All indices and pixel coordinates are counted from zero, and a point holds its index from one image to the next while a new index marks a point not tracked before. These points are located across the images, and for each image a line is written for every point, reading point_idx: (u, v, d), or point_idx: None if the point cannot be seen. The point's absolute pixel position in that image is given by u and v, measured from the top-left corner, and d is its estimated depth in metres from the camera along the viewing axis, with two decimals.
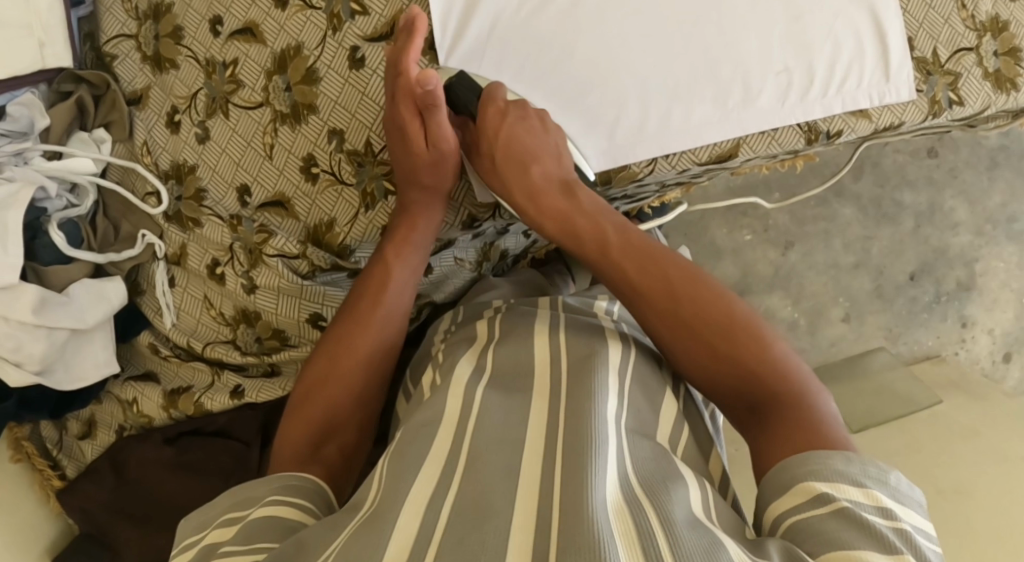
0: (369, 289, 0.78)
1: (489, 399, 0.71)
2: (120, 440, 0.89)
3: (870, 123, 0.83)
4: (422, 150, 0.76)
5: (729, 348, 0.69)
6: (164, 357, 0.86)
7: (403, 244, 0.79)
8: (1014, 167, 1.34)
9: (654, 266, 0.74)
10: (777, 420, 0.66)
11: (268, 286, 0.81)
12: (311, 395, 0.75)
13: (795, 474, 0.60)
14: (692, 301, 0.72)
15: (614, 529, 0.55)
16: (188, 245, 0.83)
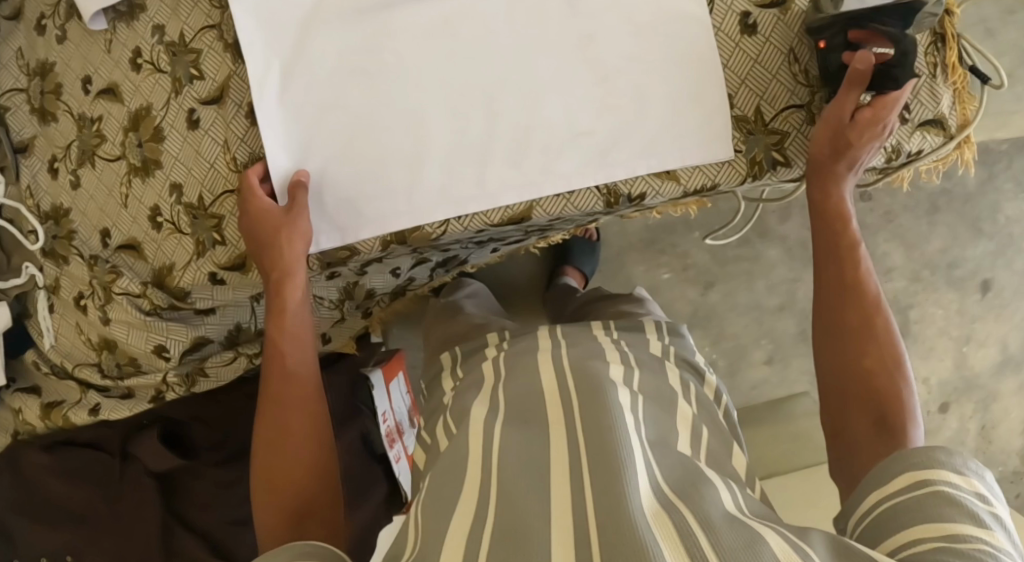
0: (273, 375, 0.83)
1: (506, 431, 0.79)
2: (13, 443, 1.01)
3: (677, 186, 0.83)
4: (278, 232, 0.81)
5: (858, 351, 0.79)
6: (45, 373, 0.98)
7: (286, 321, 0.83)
8: (955, 212, 1.30)
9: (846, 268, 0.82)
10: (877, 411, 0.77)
11: (119, 319, 0.91)
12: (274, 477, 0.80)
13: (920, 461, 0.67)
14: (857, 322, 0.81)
15: (658, 533, 0.63)
16: (61, 278, 0.94)
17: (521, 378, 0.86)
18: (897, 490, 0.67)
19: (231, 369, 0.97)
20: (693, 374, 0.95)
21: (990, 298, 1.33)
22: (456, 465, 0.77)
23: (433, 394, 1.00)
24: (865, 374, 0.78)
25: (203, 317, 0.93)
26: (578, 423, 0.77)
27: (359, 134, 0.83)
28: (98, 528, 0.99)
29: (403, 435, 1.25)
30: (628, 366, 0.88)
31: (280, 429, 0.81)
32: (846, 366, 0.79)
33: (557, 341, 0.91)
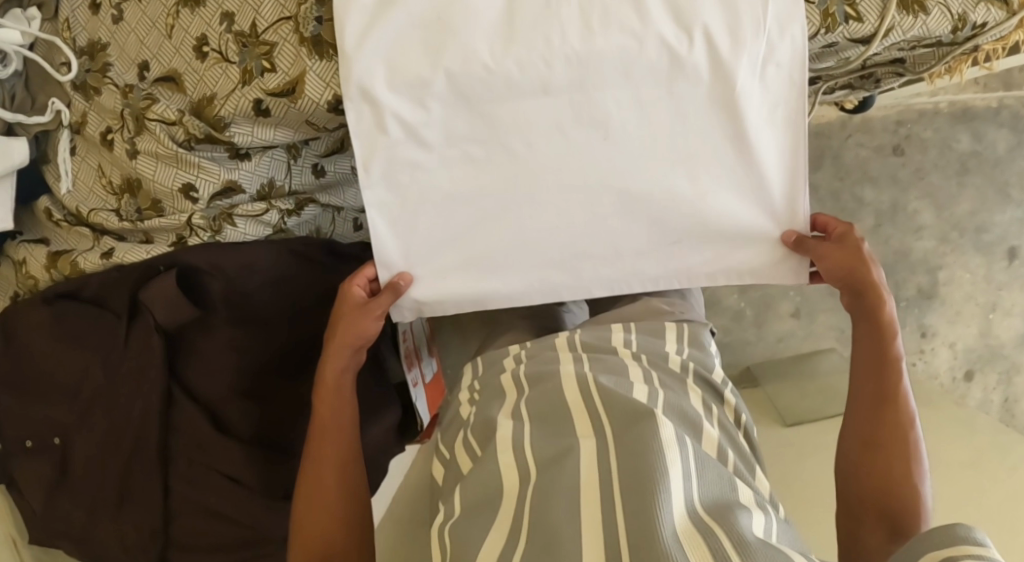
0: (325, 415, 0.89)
1: (535, 443, 0.83)
2: (12, 304, 0.95)
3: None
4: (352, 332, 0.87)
5: (877, 457, 0.81)
6: (56, 221, 0.91)
7: (335, 402, 0.89)
8: (984, 174, 1.27)
9: (882, 387, 0.83)
10: (891, 504, 0.80)
11: (148, 151, 0.86)
12: (312, 498, 0.86)
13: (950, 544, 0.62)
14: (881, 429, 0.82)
15: (690, 555, 0.66)
16: (88, 113, 0.89)
17: (543, 403, 0.87)
18: None
19: (261, 224, 0.91)
20: (712, 394, 0.94)
21: (1018, 266, 1.30)
22: (489, 504, 0.80)
23: (454, 411, 1.03)
24: (872, 475, 0.81)
25: (238, 161, 0.87)
26: (613, 443, 0.79)
27: (457, 117, 0.80)
28: (91, 399, 0.93)
29: (421, 361, 1.18)
30: (650, 385, 0.87)
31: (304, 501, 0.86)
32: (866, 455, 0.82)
33: (575, 358, 0.92)
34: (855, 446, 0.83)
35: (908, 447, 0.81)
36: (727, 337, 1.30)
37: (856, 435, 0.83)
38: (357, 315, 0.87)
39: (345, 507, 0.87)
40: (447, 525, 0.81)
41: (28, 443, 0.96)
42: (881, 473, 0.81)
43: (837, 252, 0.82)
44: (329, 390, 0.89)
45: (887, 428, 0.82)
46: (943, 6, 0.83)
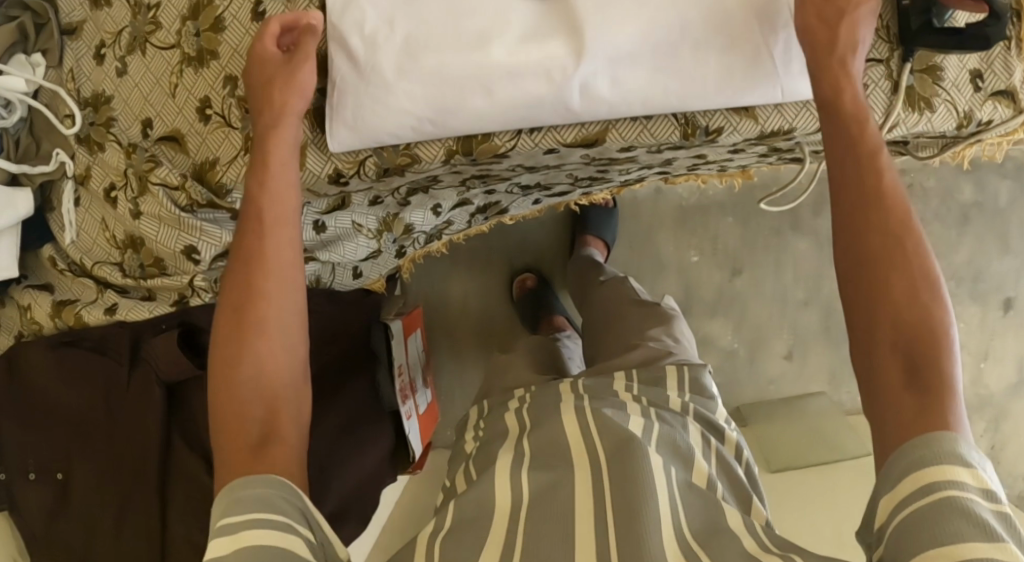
0: (237, 302, 0.71)
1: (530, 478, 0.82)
2: (16, 344, 0.96)
3: (755, 125, 0.79)
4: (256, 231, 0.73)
5: (897, 334, 0.64)
6: (61, 270, 0.93)
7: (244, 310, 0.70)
8: (985, 224, 1.28)
9: (891, 266, 0.65)
10: (918, 395, 0.62)
11: (151, 213, 0.86)
12: (226, 403, 0.69)
13: (924, 456, 0.58)
14: (902, 312, 0.64)
15: None
16: (92, 167, 0.90)
17: (543, 437, 0.87)
18: (908, 499, 0.58)
19: None
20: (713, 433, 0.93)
21: (1012, 316, 1.31)
22: (478, 522, 0.79)
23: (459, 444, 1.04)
24: (907, 359, 0.62)
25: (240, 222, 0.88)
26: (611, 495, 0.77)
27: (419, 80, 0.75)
28: (94, 436, 0.95)
29: (415, 393, 1.20)
30: (646, 418, 0.89)
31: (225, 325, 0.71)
32: (883, 321, 0.64)
33: (575, 397, 0.92)
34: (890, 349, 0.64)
35: (932, 303, 0.64)
36: (720, 376, 1.31)
37: (871, 318, 0.65)
38: (269, 200, 0.73)
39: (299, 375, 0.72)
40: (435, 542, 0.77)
41: (31, 474, 0.96)
42: (915, 368, 0.62)
43: (844, 76, 0.69)
44: (269, 213, 0.73)
45: (900, 271, 0.65)
46: (950, 103, 0.83)
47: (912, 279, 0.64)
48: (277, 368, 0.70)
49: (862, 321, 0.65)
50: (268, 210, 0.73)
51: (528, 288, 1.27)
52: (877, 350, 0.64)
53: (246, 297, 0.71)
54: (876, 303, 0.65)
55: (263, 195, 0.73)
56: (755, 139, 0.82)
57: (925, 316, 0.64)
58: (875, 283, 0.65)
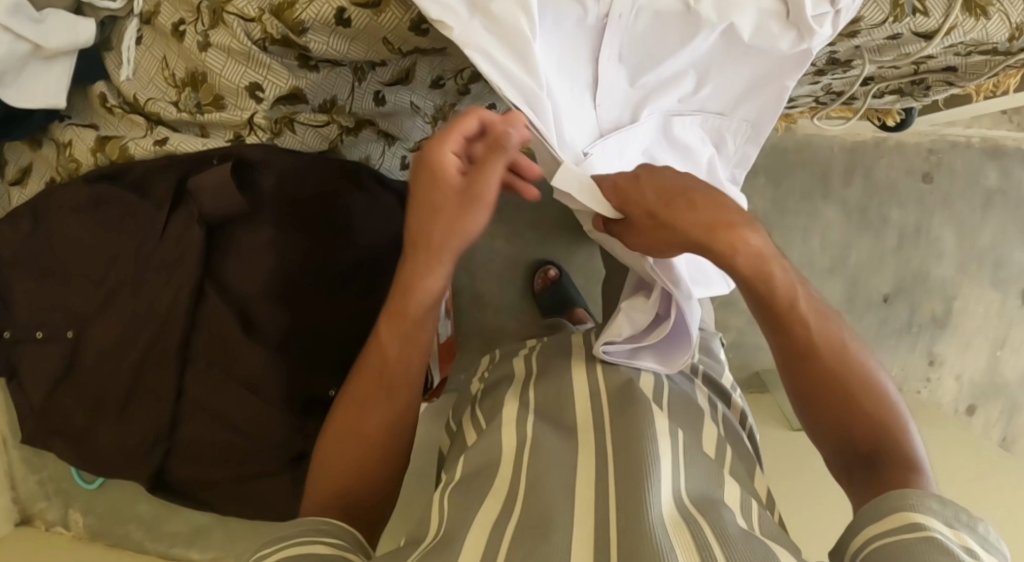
0: (371, 369, 0.76)
1: (540, 435, 0.77)
2: (46, 189, 0.93)
3: (925, 16, 0.85)
4: (407, 319, 0.75)
5: (860, 440, 0.75)
6: (110, 108, 0.90)
7: (380, 383, 0.76)
8: (1009, 211, 1.31)
9: (834, 380, 0.76)
10: (874, 462, 0.73)
11: (220, 45, 0.85)
12: (342, 437, 0.76)
13: (896, 505, 0.65)
14: (862, 407, 0.75)
15: (673, 541, 0.63)
16: (161, 3, 0.88)
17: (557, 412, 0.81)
18: (882, 533, 0.64)
19: (320, 135, 0.89)
20: (719, 394, 0.94)
21: None
22: (482, 472, 0.75)
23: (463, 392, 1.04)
24: (844, 431, 0.75)
25: (308, 70, 0.87)
26: (612, 462, 0.72)
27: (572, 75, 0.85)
28: (120, 287, 0.90)
29: (439, 320, 1.17)
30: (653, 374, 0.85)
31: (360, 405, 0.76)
32: (834, 427, 0.76)
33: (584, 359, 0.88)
34: (837, 457, 0.76)
35: (879, 390, 0.76)
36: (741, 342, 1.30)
37: (824, 414, 0.76)
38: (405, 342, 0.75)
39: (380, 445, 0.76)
40: (443, 493, 0.75)
41: (39, 334, 0.93)
42: (866, 436, 0.74)
43: (683, 208, 0.76)
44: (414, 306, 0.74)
45: (857, 401, 0.75)
46: (1005, 13, 0.86)
47: (843, 375, 0.76)
48: (378, 428, 0.76)
49: (824, 442, 0.77)
50: (411, 355, 0.76)
51: (551, 281, 1.25)
52: (835, 440, 0.76)
53: (367, 390, 0.76)
54: (840, 406, 0.75)
55: (407, 345, 0.76)
56: (901, 32, 0.87)
57: (874, 416, 0.74)
58: (832, 396, 0.76)
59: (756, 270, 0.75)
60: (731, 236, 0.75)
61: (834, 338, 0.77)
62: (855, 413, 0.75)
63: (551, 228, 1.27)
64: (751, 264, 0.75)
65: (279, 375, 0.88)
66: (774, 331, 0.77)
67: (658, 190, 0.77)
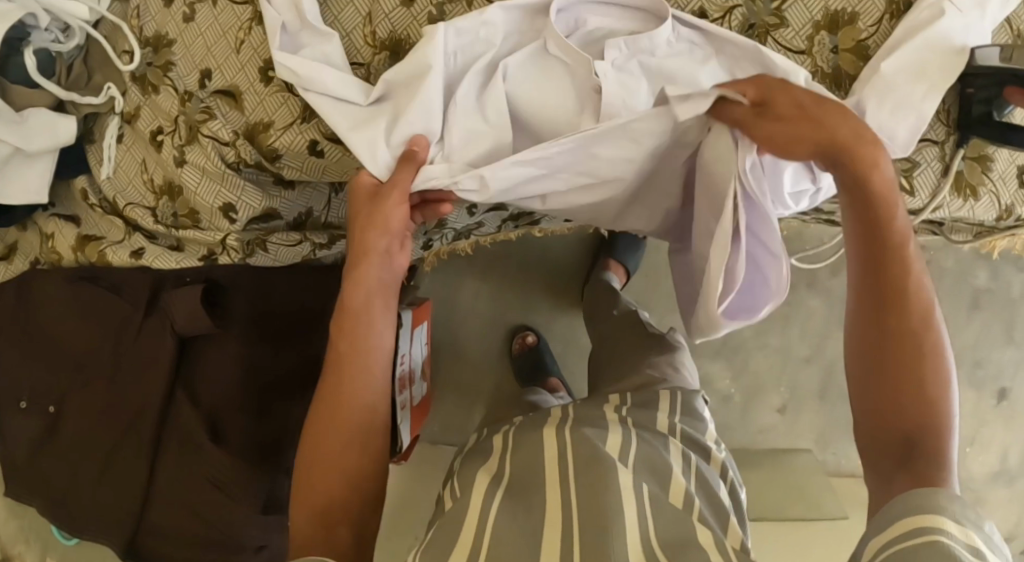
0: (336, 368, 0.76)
1: (500, 522, 0.75)
2: (30, 270, 0.96)
3: (911, 196, 0.84)
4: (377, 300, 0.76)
5: (897, 406, 0.69)
6: (91, 205, 0.91)
7: (346, 357, 0.76)
8: (994, 313, 1.32)
9: (911, 290, 0.69)
10: (921, 467, 0.67)
11: (195, 164, 0.85)
12: (320, 439, 0.76)
13: (918, 505, 0.62)
14: (920, 351, 0.69)
15: None
16: (142, 108, 0.88)
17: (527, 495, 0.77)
18: (901, 536, 0.61)
19: (292, 251, 0.91)
20: (698, 450, 0.87)
21: (1004, 406, 1.34)
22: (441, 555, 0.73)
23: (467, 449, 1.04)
24: (880, 416, 0.70)
25: (283, 189, 0.88)
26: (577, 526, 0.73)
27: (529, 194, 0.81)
28: (94, 376, 0.93)
29: (411, 383, 1.16)
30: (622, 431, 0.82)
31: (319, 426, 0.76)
32: (874, 363, 0.70)
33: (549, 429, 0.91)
34: (871, 408, 0.70)
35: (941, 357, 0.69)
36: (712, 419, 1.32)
37: (874, 392, 0.70)
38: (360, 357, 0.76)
39: (367, 455, 0.76)
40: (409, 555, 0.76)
41: (23, 403, 0.97)
42: (906, 385, 0.69)
43: (823, 113, 0.68)
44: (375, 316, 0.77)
45: (914, 382, 0.68)
46: (994, 195, 0.85)
47: (927, 315, 0.69)
48: (374, 390, 0.76)
49: (856, 359, 0.71)
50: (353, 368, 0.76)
51: (527, 345, 1.25)
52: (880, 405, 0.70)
53: (330, 402, 0.76)
54: (885, 326, 0.69)
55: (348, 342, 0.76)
56: None
57: (929, 416, 0.68)
58: (885, 327, 0.69)
59: (887, 192, 0.68)
60: (871, 148, 0.68)
61: (937, 347, 0.69)
62: (892, 323, 0.69)
63: (535, 293, 1.28)
64: (892, 285, 0.69)
65: (250, 481, 0.91)
66: (862, 220, 0.69)
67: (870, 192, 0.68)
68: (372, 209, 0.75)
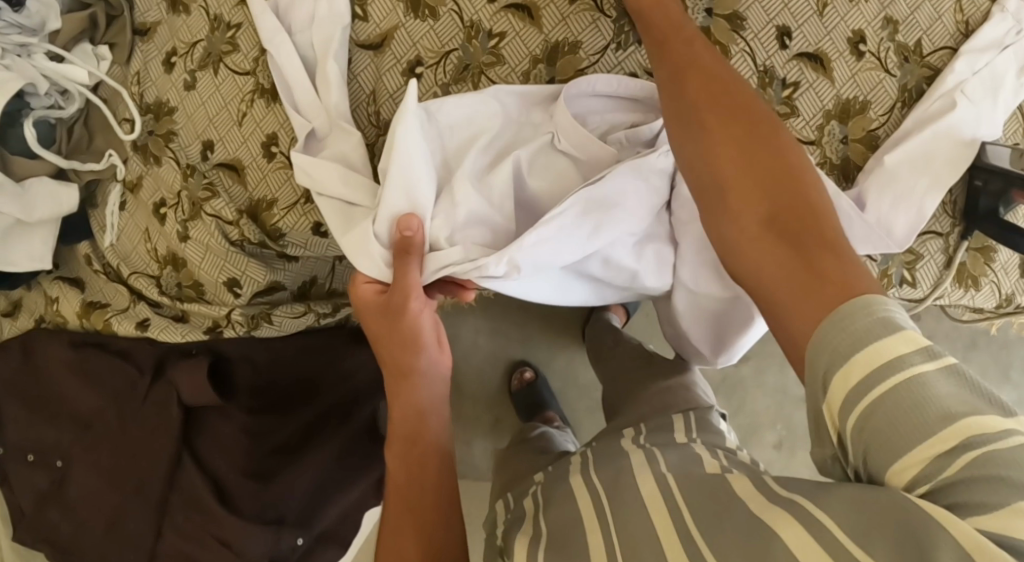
0: (402, 446, 0.74)
1: None
2: (34, 329, 0.96)
3: (913, 289, 0.85)
4: (419, 372, 0.75)
5: (817, 307, 0.56)
6: (95, 271, 0.92)
7: (405, 439, 0.74)
8: (991, 354, 1.33)
9: (790, 211, 0.62)
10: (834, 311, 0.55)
11: (199, 240, 0.85)
12: (393, 526, 0.72)
13: (866, 309, 0.54)
14: (806, 227, 0.61)
15: None
16: (144, 177, 0.88)
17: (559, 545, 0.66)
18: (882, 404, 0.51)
19: (296, 322, 0.91)
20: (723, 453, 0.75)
21: None
22: None
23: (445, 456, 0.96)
24: (813, 284, 0.57)
25: (287, 262, 0.88)
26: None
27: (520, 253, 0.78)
28: (99, 438, 0.94)
29: None
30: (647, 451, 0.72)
31: (396, 539, 0.71)
32: (795, 288, 0.58)
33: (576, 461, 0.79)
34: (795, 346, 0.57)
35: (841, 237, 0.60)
36: None
37: (744, 215, 0.64)
38: (416, 427, 0.74)
39: (443, 523, 0.71)
40: None
41: (30, 457, 0.96)
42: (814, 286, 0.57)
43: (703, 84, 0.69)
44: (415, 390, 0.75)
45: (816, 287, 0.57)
46: (995, 285, 0.85)
47: (807, 221, 0.61)
48: (443, 457, 0.74)
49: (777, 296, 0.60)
50: (417, 447, 0.74)
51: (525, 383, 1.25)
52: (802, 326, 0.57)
53: (401, 474, 0.74)
54: (799, 261, 0.59)
55: (404, 427, 0.74)
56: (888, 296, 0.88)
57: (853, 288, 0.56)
58: (805, 260, 0.59)
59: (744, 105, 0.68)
60: (737, 98, 0.68)
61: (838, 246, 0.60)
62: (803, 241, 0.60)
63: (535, 330, 1.28)
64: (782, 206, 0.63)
65: (255, 547, 0.91)
66: (742, 154, 0.66)
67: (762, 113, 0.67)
68: (404, 323, 0.74)
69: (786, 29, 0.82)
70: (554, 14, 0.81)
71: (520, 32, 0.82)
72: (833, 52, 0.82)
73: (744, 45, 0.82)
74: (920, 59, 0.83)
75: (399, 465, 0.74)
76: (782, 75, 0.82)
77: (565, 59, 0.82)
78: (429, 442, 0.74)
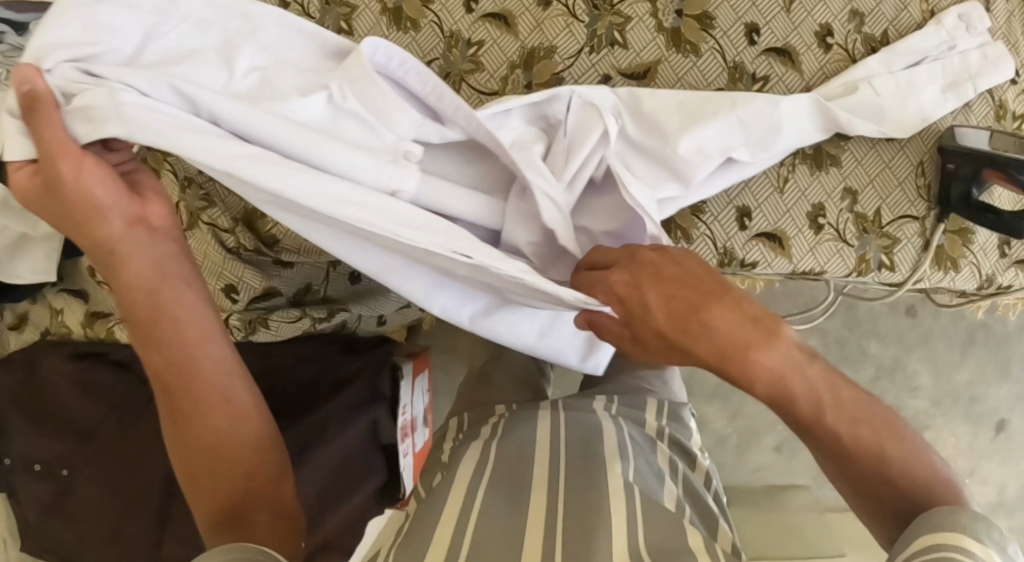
0: (160, 367, 0.68)
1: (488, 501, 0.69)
2: (40, 340, 0.99)
3: (891, 274, 0.86)
4: (138, 286, 0.66)
5: (871, 489, 0.66)
6: (97, 282, 0.94)
7: (184, 370, 0.68)
8: (989, 349, 1.33)
9: (800, 391, 0.65)
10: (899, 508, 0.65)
11: (196, 249, 0.87)
12: (200, 474, 0.70)
13: (938, 524, 0.58)
14: (823, 412, 0.65)
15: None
16: None
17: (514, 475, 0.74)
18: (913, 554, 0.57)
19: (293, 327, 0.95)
20: (683, 455, 0.82)
21: (1001, 439, 1.35)
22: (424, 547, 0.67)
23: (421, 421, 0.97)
24: (863, 461, 0.65)
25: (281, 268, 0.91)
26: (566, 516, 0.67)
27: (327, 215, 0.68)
28: (102, 448, 0.96)
29: (414, 429, 1.12)
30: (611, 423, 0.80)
31: (211, 486, 0.70)
32: (853, 480, 0.66)
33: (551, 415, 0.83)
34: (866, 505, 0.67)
35: (890, 438, 0.66)
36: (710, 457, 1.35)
37: (801, 418, 0.66)
38: (189, 358, 0.68)
39: (254, 469, 0.71)
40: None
41: (36, 466, 0.98)
42: (871, 459, 0.65)
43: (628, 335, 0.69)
44: (175, 333, 0.67)
45: (870, 474, 0.65)
46: (975, 267, 0.87)
47: (744, 354, 0.64)
48: (225, 378, 0.70)
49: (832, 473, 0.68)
50: (170, 371, 0.68)
51: None
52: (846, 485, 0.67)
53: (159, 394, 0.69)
54: (829, 453, 0.66)
55: (153, 346, 0.67)
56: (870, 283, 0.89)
57: (899, 467, 0.65)
58: (845, 456, 0.66)
59: (621, 296, 0.67)
60: (699, 319, 0.65)
61: (783, 397, 0.65)
62: (831, 431, 0.65)
63: None
64: (769, 387, 0.65)
65: None
66: (658, 325, 0.66)
67: (659, 287, 0.66)
68: (68, 193, 0.61)
69: (754, 26, 0.85)
70: (529, 21, 0.85)
71: (498, 39, 0.86)
72: (801, 46, 0.85)
73: (714, 43, 0.85)
74: (888, 49, 0.85)
75: (189, 401, 0.69)
76: (752, 70, 0.85)
77: (541, 62, 0.85)
78: (202, 357, 0.69)
